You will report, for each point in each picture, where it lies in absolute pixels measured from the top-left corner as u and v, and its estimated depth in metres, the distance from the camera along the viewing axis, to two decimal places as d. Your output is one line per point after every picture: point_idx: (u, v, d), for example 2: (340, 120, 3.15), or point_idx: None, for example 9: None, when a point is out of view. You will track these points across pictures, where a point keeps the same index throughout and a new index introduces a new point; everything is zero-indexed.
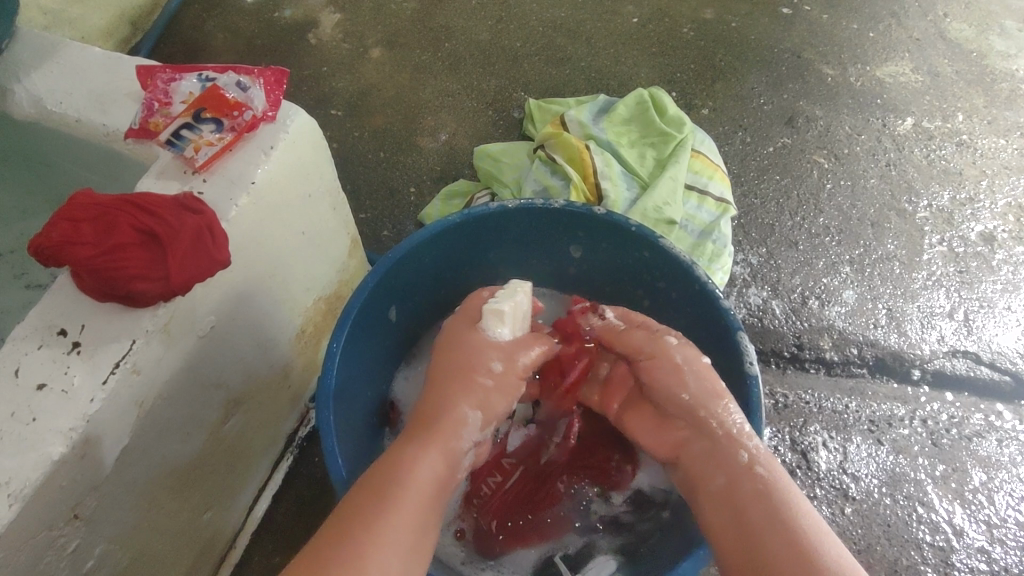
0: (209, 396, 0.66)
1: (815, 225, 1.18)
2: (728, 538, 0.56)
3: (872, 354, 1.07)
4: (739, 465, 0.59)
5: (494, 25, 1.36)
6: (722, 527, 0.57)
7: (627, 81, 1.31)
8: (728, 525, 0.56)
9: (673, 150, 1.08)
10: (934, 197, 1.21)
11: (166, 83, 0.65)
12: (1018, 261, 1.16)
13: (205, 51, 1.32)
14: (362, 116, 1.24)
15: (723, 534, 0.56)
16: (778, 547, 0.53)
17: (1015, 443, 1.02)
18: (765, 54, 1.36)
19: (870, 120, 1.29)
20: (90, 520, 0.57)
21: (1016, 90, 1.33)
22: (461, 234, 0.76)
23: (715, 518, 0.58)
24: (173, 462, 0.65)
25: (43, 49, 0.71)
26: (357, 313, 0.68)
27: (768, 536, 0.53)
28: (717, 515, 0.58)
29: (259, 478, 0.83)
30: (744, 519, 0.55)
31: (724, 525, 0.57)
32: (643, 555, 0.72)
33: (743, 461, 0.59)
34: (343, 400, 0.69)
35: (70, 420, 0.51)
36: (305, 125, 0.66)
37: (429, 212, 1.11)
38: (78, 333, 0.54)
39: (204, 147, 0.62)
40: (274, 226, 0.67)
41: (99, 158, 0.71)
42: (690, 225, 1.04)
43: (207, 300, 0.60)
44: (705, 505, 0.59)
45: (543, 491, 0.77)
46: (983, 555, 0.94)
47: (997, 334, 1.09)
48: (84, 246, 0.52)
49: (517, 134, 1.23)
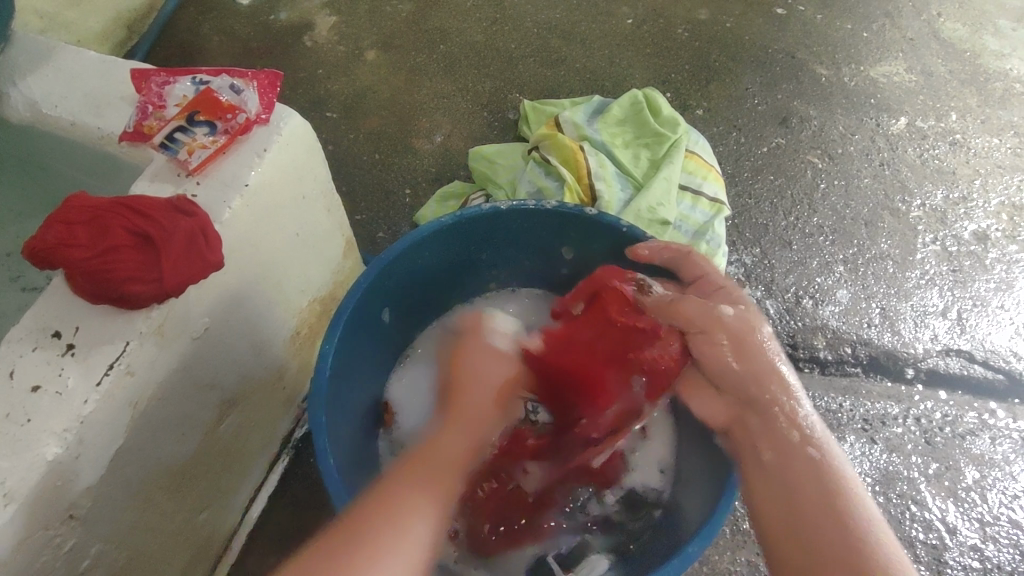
0: (204, 398, 0.67)
1: (809, 225, 1.18)
2: (778, 518, 0.56)
3: (866, 353, 1.07)
4: (794, 457, 0.57)
5: (489, 26, 1.37)
6: (768, 501, 0.57)
7: (622, 82, 1.32)
8: (780, 516, 0.56)
9: (667, 150, 1.09)
10: (927, 196, 1.22)
11: (160, 87, 0.65)
12: (1012, 261, 1.16)
13: (201, 54, 1.32)
14: (358, 118, 1.24)
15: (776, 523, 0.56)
16: (836, 537, 0.52)
17: (1008, 441, 1.02)
18: (759, 54, 1.37)
19: (864, 120, 1.29)
20: (85, 520, 0.57)
21: (1009, 89, 1.34)
22: (454, 236, 0.77)
23: (765, 501, 0.57)
24: (169, 462, 0.65)
25: (38, 53, 0.71)
26: (349, 315, 0.69)
27: (821, 522, 0.53)
28: (768, 486, 0.57)
29: (255, 479, 0.84)
30: (799, 509, 0.55)
31: (774, 500, 0.56)
32: (634, 553, 0.73)
33: (795, 447, 0.58)
34: (336, 402, 0.69)
35: (64, 421, 0.52)
36: (298, 127, 0.67)
37: (424, 213, 1.12)
38: (72, 335, 0.54)
39: (198, 150, 0.62)
40: (267, 229, 0.67)
41: (94, 161, 0.71)
42: (685, 225, 1.04)
43: (201, 302, 0.61)
44: (761, 486, 0.58)
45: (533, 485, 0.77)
46: (976, 553, 0.95)
47: (990, 332, 1.10)
48: (78, 249, 0.52)
49: (512, 135, 1.24)
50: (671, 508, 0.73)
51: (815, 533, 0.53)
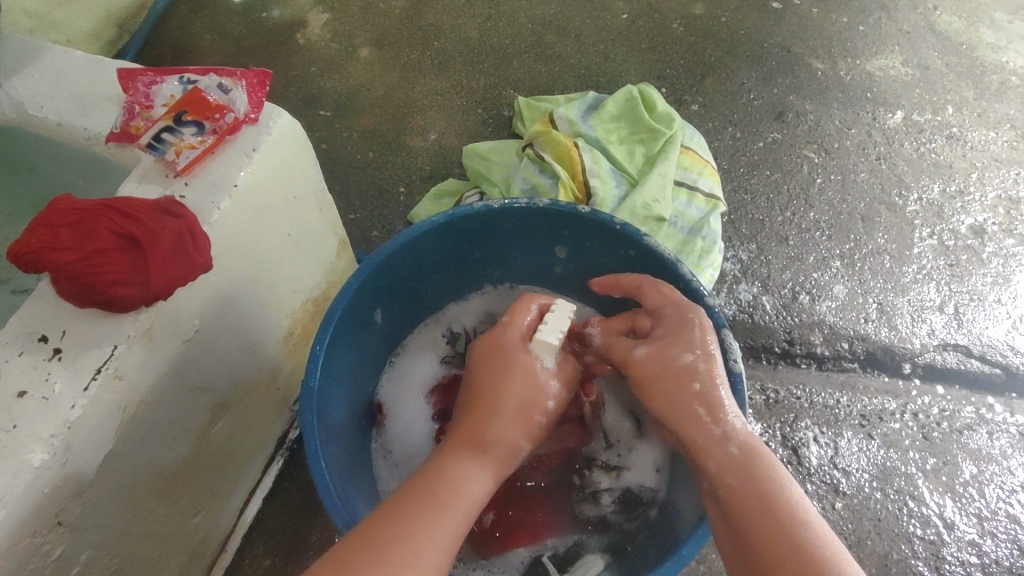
0: (195, 401, 0.66)
1: (806, 220, 1.18)
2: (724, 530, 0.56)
3: (863, 348, 1.07)
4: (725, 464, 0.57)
5: (483, 23, 1.36)
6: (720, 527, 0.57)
7: (617, 77, 1.31)
8: (724, 527, 0.56)
9: (662, 147, 1.08)
10: (924, 190, 1.21)
11: (147, 87, 0.65)
12: (1009, 254, 1.16)
13: (193, 53, 1.31)
14: (351, 116, 1.24)
15: (724, 534, 0.56)
16: (774, 538, 0.52)
17: (1005, 436, 1.02)
18: (755, 48, 1.36)
19: (860, 114, 1.29)
20: (75, 526, 0.57)
21: (1005, 82, 1.33)
22: (447, 235, 0.76)
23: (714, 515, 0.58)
24: (159, 466, 0.65)
25: (23, 52, 0.70)
26: (340, 317, 0.68)
27: (754, 524, 0.54)
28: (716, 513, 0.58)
29: (249, 481, 0.83)
30: (735, 515, 0.55)
31: (722, 528, 0.57)
32: (631, 553, 0.72)
33: (725, 462, 0.57)
34: (329, 404, 0.68)
35: (51, 427, 0.51)
36: (287, 126, 0.66)
37: (418, 211, 1.11)
38: (58, 339, 0.54)
39: (186, 150, 0.61)
40: (257, 229, 0.67)
41: (82, 161, 0.70)
42: (680, 221, 1.04)
43: (191, 304, 0.60)
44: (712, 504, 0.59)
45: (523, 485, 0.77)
46: (974, 548, 0.95)
47: (987, 327, 1.09)
48: (61, 251, 0.51)
49: (507, 132, 1.23)
50: (667, 506, 0.73)
51: (750, 539, 0.53)
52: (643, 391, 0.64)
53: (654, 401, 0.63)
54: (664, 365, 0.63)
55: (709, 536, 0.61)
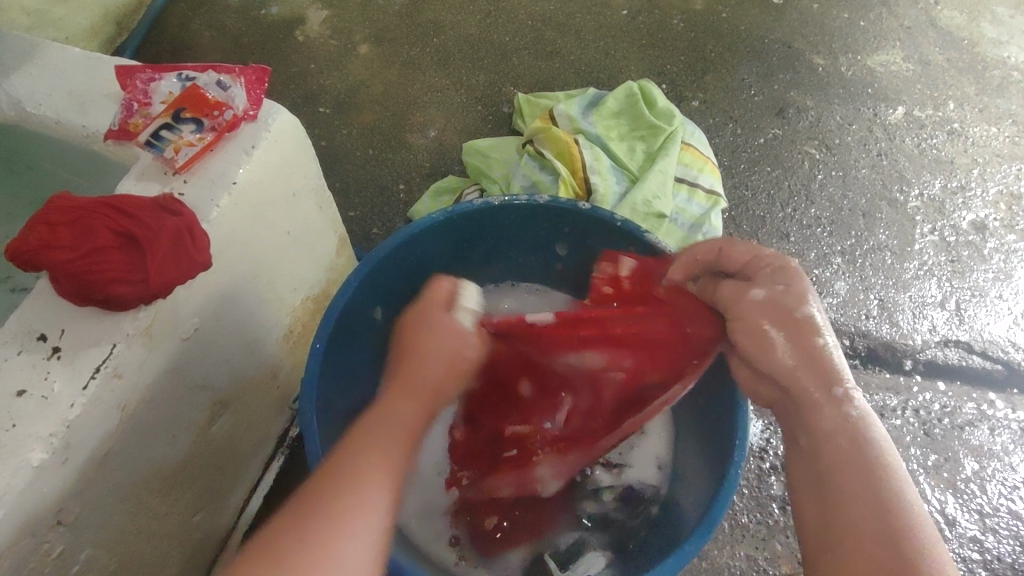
0: (195, 399, 0.66)
1: (807, 216, 1.17)
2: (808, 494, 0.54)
3: (864, 345, 1.07)
4: (834, 437, 0.53)
5: (482, 19, 1.35)
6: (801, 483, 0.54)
7: (617, 73, 1.31)
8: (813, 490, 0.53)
9: (662, 143, 1.08)
10: (925, 186, 1.21)
11: (145, 84, 0.64)
12: (1010, 250, 1.15)
13: (192, 50, 1.31)
14: (351, 113, 1.23)
15: (810, 494, 0.54)
16: (856, 516, 0.50)
17: (1007, 432, 1.02)
18: (755, 44, 1.36)
19: (861, 110, 1.28)
20: (74, 525, 0.56)
21: (1006, 78, 1.33)
22: (447, 233, 0.76)
23: (800, 476, 0.55)
24: (159, 464, 0.64)
25: (20, 49, 0.70)
26: (340, 315, 0.68)
27: (846, 501, 0.50)
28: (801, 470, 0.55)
29: (249, 479, 0.83)
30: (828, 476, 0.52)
31: (804, 484, 0.54)
32: (633, 551, 0.73)
33: (833, 428, 0.53)
34: (328, 402, 0.68)
35: (50, 426, 0.51)
36: (287, 123, 0.65)
37: (418, 209, 1.10)
38: (57, 338, 0.53)
39: (184, 148, 0.61)
40: (257, 227, 0.66)
41: (80, 159, 0.70)
42: (681, 217, 1.03)
43: (190, 302, 0.60)
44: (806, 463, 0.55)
45: (541, 492, 0.75)
46: (975, 544, 0.94)
47: (989, 323, 1.09)
48: (61, 250, 0.51)
49: (506, 129, 1.22)
50: (669, 504, 0.74)
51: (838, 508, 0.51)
52: (746, 341, 0.58)
53: (760, 360, 0.57)
54: (772, 317, 0.56)
55: (712, 532, 0.61)
